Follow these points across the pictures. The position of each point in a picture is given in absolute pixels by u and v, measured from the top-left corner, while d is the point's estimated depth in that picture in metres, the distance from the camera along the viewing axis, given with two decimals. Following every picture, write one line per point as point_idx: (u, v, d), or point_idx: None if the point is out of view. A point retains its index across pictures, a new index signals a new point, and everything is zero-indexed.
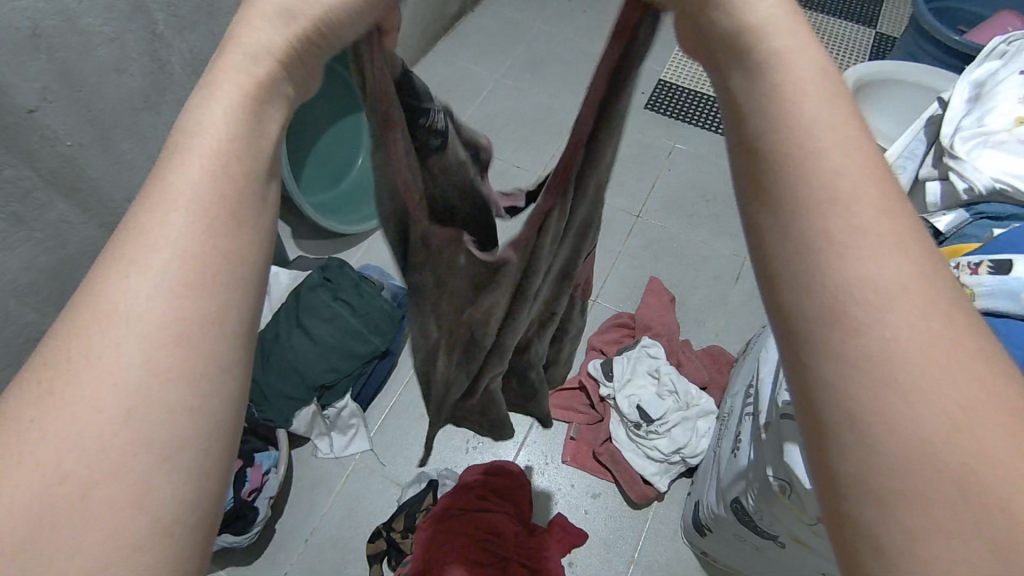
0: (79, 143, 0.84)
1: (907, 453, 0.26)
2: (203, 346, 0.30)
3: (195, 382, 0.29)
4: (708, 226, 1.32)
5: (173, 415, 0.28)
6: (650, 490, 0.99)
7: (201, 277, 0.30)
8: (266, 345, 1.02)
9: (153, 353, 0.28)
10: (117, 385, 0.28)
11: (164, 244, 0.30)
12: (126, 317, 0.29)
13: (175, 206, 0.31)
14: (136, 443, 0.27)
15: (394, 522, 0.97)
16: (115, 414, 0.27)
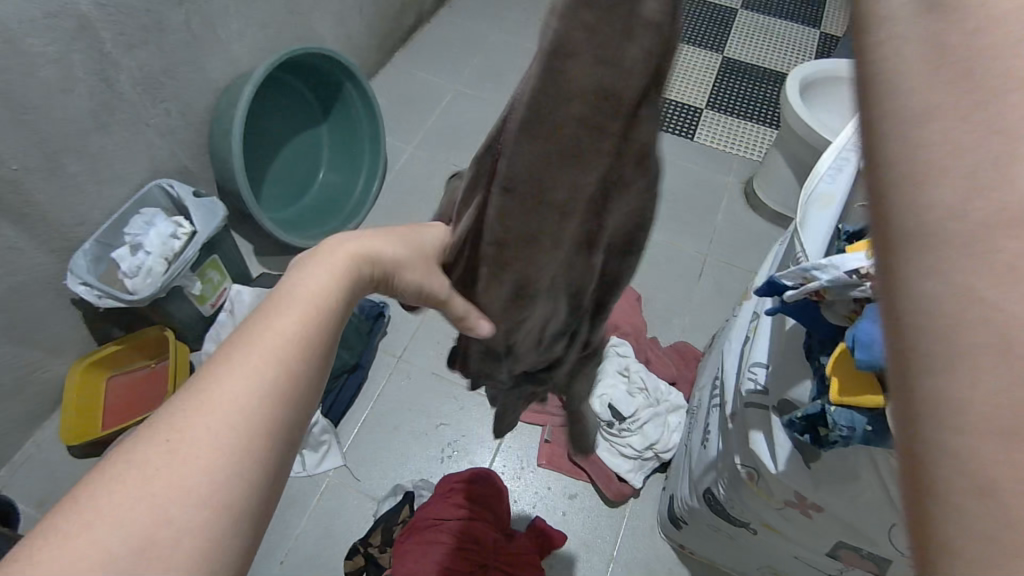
0: (25, 166, 0.81)
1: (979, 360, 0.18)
2: (273, 429, 0.33)
3: (263, 456, 0.32)
4: (669, 225, 1.34)
5: (229, 492, 0.31)
6: (625, 487, 1.00)
7: (271, 391, 0.34)
8: None
9: (242, 424, 0.32)
10: (194, 461, 0.30)
11: (267, 341, 0.35)
12: (226, 395, 0.32)
13: (266, 333, 0.35)
14: (212, 505, 0.30)
15: (371, 537, 0.96)
16: (211, 463, 0.31)
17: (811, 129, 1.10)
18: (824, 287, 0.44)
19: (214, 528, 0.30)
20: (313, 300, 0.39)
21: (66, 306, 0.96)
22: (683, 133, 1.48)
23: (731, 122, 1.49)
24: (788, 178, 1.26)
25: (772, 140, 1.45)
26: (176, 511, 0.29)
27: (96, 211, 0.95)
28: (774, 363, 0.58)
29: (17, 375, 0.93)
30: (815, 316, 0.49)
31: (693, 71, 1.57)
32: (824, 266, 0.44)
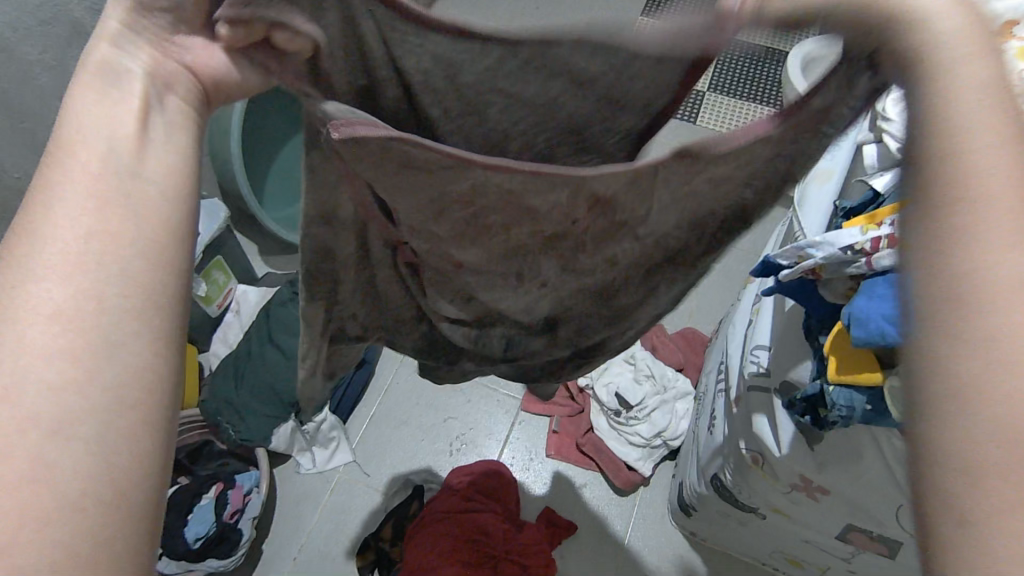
0: (25, 173, 0.83)
1: (966, 342, 0.24)
2: (97, 318, 0.29)
3: (89, 353, 0.28)
4: None
5: (90, 404, 0.28)
6: (635, 476, 1.00)
7: (103, 280, 0.29)
8: (238, 364, 1.01)
9: (52, 332, 0.28)
10: (33, 382, 0.27)
11: (66, 221, 0.30)
12: (25, 303, 0.28)
13: (75, 222, 0.30)
14: (52, 436, 0.26)
15: (383, 532, 0.97)
16: (31, 379, 0.27)
17: None
18: (818, 264, 0.44)
19: (88, 439, 0.27)
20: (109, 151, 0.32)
21: None
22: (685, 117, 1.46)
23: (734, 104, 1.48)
24: None
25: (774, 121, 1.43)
26: (32, 459, 0.26)
27: None
28: (776, 345, 0.57)
29: None
30: (811, 295, 0.48)
31: None
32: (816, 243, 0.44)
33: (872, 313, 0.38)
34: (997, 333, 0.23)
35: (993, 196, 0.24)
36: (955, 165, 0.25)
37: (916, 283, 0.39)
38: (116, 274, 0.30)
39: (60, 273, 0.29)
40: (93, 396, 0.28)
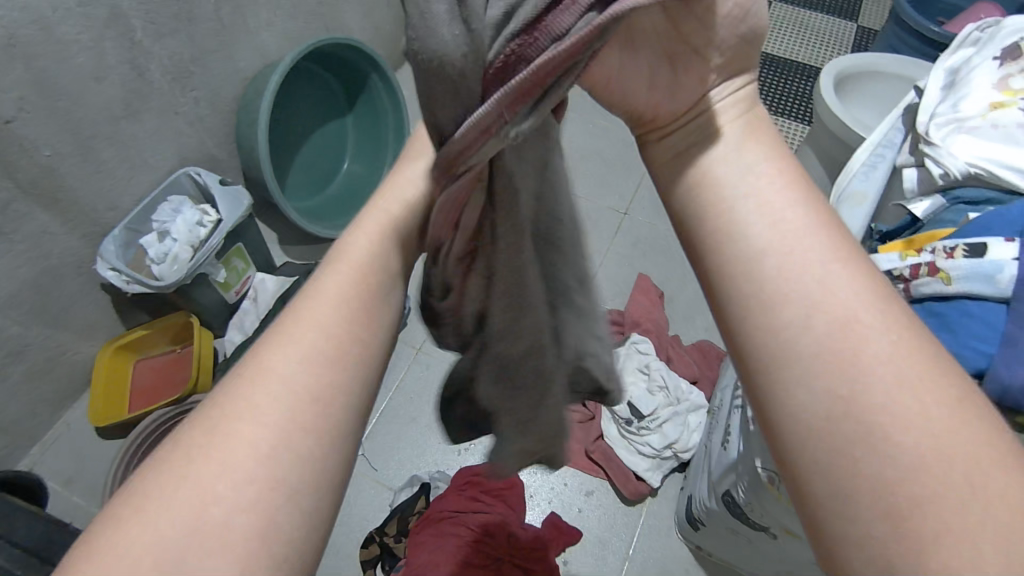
0: (59, 152, 0.84)
1: (853, 411, 0.32)
2: (315, 418, 0.37)
3: (312, 442, 0.36)
4: None
5: (290, 473, 0.35)
6: (643, 486, 0.99)
7: (322, 398, 0.37)
8: None
9: (294, 417, 0.36)
10: (267, 443, 0.35)
11: (309, 338, 0.39)
12: (277, 381, 0.37)
13: (312, 327, 0.39)
14: (258, 484, 0.34)
15: (387, 527, 0.97)
16: (262, 452, 0.35)
17: (843, 125, 1.08)
18: None
19: (273, 496, 0.34)
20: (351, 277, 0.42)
21: (95, 291, 1.00)
22: None
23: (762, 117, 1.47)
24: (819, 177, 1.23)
25: (802, 137, 1.42)
26: (233, 496, 0.34)
27: (126, 196, 0.97)
28: None
29: (48, 357, 0.98)
30: None
31: None
32: None
33: None
34: (853, 412, 0.32)
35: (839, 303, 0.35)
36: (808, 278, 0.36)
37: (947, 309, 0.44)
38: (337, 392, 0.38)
39: (296, 380, 0.37)
40: (285, 463, 0.35)
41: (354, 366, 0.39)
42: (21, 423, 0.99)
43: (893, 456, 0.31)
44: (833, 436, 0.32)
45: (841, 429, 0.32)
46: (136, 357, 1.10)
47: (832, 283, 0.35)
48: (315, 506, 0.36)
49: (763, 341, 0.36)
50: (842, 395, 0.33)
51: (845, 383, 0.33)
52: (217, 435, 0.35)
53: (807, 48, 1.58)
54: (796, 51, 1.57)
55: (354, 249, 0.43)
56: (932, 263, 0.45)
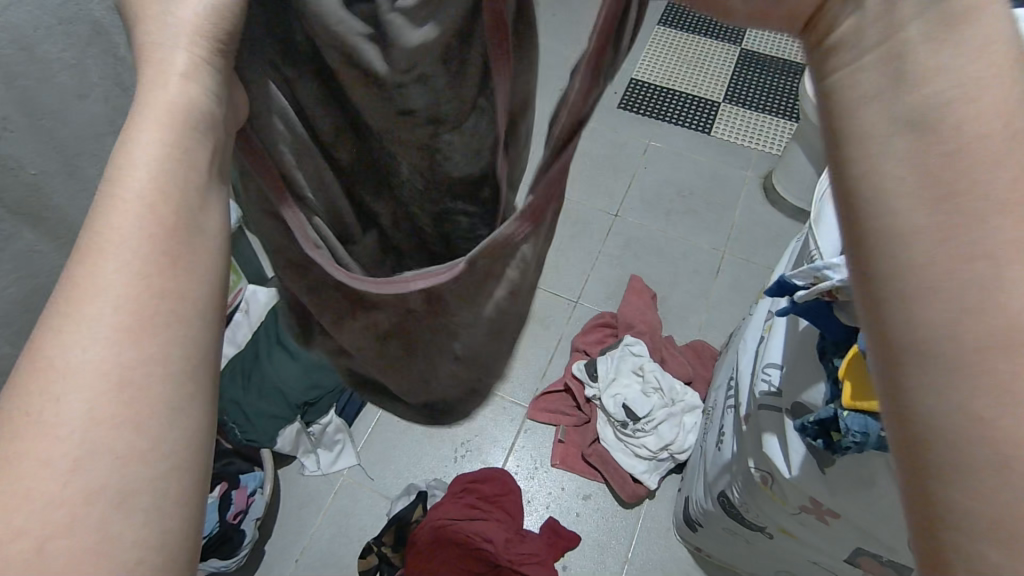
0: (44, 171, 0.86)
1: (974, 387, 0.24)
2: (146, 390, 0.28)
3: (148, 425, 0.28)
4: (685, 221, 1.33)
5: (127, 470, 0.27)
6: (640, 489, 0.99)
7: (135, 373, 0.28)
8: (247, 363, 1.01)
9: (100, 406, 0.27)
10: (70, 449, 0.27)
11: (100, 298, 0.29)
12: (67, 375, 0.28)
13: (122, 251, 0.29)
14: (79, 496, 0.26)
15: (384, 537, 0.96)
16: (64, 469, 0.26)
17: None
18: (838, 287, 0.42)
19: (118, 484, 0.27)
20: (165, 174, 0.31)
21: None
22: (698, 127, 1.47)
23: (751, 114, 1.48)
24: (808, 172, 1.23)
25: (791, 133, 1.43)
26: (48, 496, 0.26)
27: None
28: (788, 364, 0.56)
29: None
30: (825, 317, 0.46)
31: (710, 63, 1.56)
32: (837, 265, 0.43)
33: None
34: None
35: None
36: None
37: None
38: (151, 360, 0.29)
39: (98, 353, 0.28)
40: (123, 446, 0.27)
41: (186, 296, 0.30)
42: None
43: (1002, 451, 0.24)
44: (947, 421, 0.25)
45: None
46: None
47: None
48: (183, 477, 0.29)
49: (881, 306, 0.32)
50: None
51: None
52: (26, 419, 0.27)
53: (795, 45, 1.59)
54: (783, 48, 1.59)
55: (147, 125, 0.30)
56: None
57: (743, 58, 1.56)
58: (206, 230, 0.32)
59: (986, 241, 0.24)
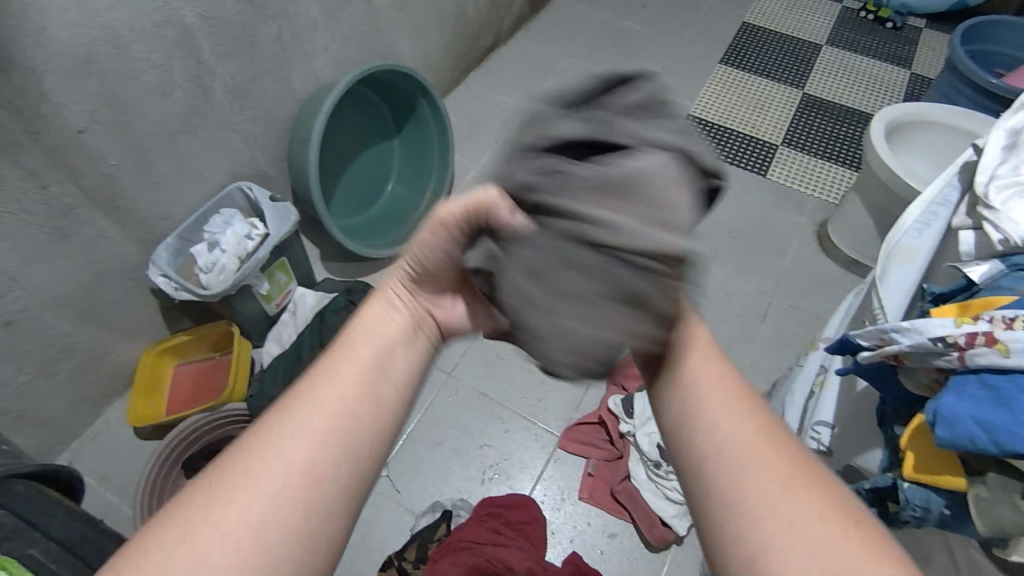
0: (121, 162, 0.91)
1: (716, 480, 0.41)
2: (341, 456, 0.41)
3: (330, 480, 0.40)
4: (733, 261, 1.32)
5: (306, 501, 0.38)
6: (669, 533, 0.96)
7: (335, 444, 0.41)
8: (290, 363, 1.06)
9: (312, 451, 0.40)
10: (288, 470, 0.39)
11: (338, 384, 0.43)
12: (305, 424, 0.41)
13: (327, 380, 0.43)
14: (278, 505, 0.38)
15: (407, 552, 0.96)
16: (279, 485, 0.38)
17: (893, 174, 1.06)
18: (904, 351, 0.43)
19: (278, 534, 0.37)
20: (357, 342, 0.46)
21: (144, 295, 1.08)
22: (755, 168, 1.46)
23: (809, 160, 1.47)
24: (865, 224, 1.21)
25: (850, 181, 1.41)
26: (236, 526, 0.36)
27: (181, 207, 1.05)
28: (842, 423, 0.55)
29: (94, 356, 1.06)
30: (889, 379, 0.47)
31: (770, 106, 1.57)
32: (905, 328, 0.43)
33: (960, 413, 0.37)
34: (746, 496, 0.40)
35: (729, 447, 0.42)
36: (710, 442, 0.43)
37: (1003, 382, 0.37)
38: (351, 440, 0.42)
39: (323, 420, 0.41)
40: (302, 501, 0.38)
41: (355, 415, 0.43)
42: (65, 417, 1.07)
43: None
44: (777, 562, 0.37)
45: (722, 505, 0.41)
46: (178, 361, 1.18)
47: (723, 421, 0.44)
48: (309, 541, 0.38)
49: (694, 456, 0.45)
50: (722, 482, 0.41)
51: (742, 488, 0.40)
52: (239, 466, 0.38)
53: (858, 94, 1.58)
54: (846, 95, 1.58)
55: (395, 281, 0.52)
56: (990, 332, 0.38)
57: (804, 103, 1.57)
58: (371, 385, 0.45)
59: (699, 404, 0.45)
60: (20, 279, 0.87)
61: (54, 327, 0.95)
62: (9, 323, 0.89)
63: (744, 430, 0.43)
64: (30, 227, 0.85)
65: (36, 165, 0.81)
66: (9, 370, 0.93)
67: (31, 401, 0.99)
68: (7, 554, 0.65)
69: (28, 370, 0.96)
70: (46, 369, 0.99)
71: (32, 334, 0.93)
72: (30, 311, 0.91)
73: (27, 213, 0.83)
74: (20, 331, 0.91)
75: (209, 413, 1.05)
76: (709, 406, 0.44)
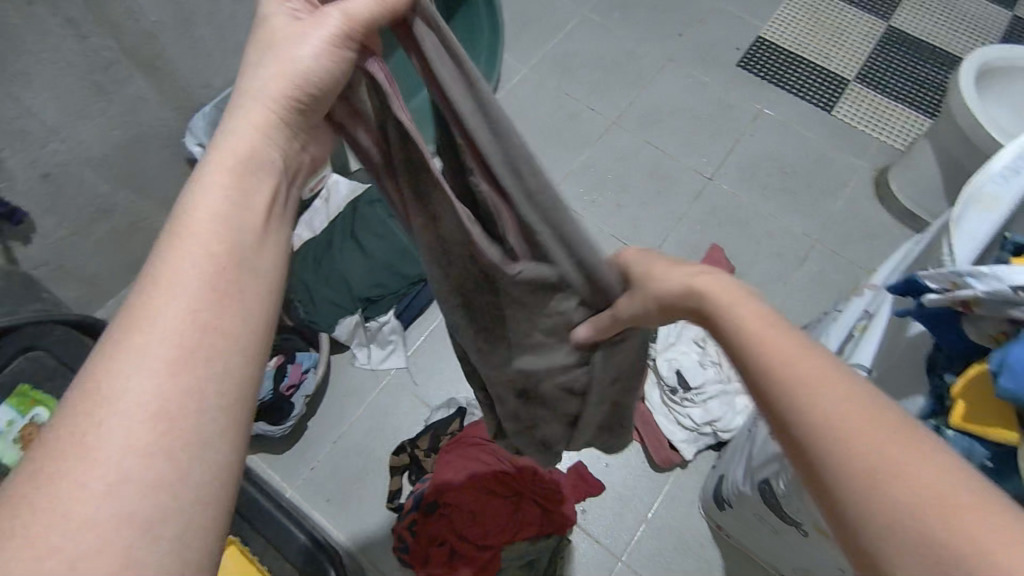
0: (162, 21, 0.87)
1: (832, 453, 0.33)
2: (185, 410, 0.32)
3: (180, 445, 0.32)
4: (782, 199, 1.26)
5: (152, 480, 0.30)
6: (675, 456, 0.98)
7: (165, 403, 0.32)
8: (318, 250, 1.05)
9: (139, 428, 0.31)
10: (105, 458, 0.30)
11: (165, 321, 0.34)
12: (116, 401, 0.32)
13: (164, 312, 0.34)
14: (115, 494, 0.30)
15: (419, 441, 0.99)
16: (101, 486, 0.30)
17: (975, 124, 0.99)
18: (977, 298, 0.40)
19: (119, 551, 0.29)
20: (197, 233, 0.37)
21: (180, 165, 1.07)
22: (820, 103, 1.37)
23: (881, 100, 1.37)
24: (931, 174, 1.14)
25: (922, 127, 1.31)
26: None
27: (220, 77, 1.02)
28: (881, 369, 0.54)
29: (130, 221, 1.07)
30: (953, 327, 0.45)
31: (848, 35, 1.44)
32: (982, 274, 0.40)
33: None
34: (881, 469, 0.32)
35: (843, 412, 0.34)
36: (816, 405, 0.35)
37: None
38: (197, 394, 0.33)
39: (134, 383, 0.32)
40: (158, 525, 0.30)
41: (213, 388, 0.34)
42: (102, 275, 1.10)
43: (957, 534, 0.29)
44: (869, 490, 0.32)
45: (854, 495, 0.32)
46: None
47: (819, 376, 0.36)
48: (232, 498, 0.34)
49: (785, 413, 0.36)
50: (853, 465, 0.32)
51: (874, 467, 0.32)
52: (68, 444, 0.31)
53: (949, 32, 1.45)
54: (934, 32, 1.45)
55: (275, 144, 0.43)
56: None
57: (886, 36, 1.44)
58: (247, 293, 0.37)
59: (786, 349, 0.38)
60: (60, 133, 0.86)
61: (91, 185, 0.96)
62: (48, 176, 0.89)
63: (830, 388, 0.35)
64: (71, 79, 0.83)
65: (76, 14, 0.78)
66: (48, 223, 0.94)
67: (70, 256, 1.01)
68: (46, 391, 0.73)
69: (66, 225, 0.97)
70: (84, 227, 1.00)
71: (70, 190, 0.94)
72: (67, 167, 0.91)
73: (66, 64, 0.81)
74: (58, 186, 0.92)
75: None
76: (791, 360, 0.37)
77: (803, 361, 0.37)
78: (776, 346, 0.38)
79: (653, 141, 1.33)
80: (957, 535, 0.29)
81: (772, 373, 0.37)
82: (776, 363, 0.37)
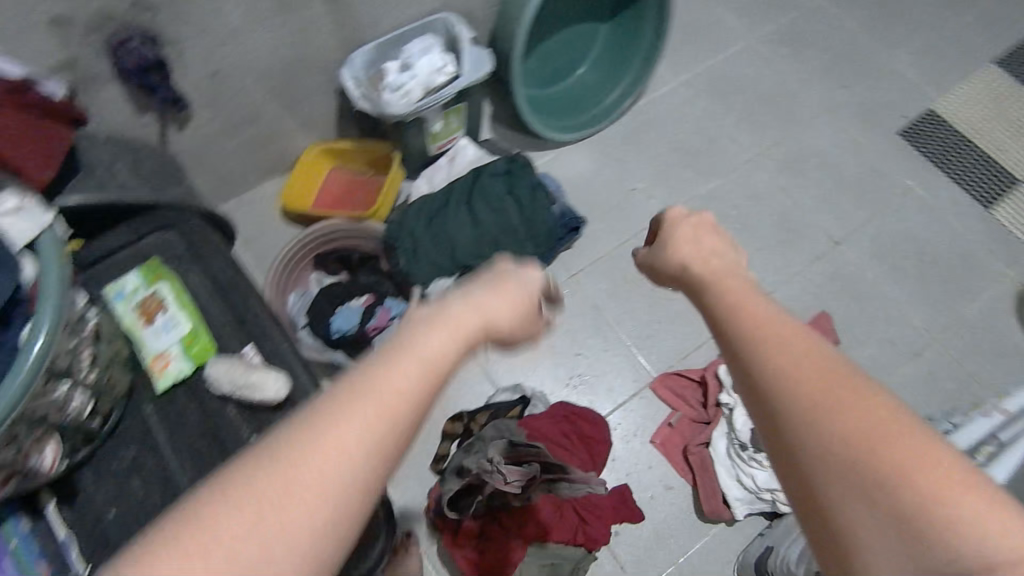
0: None
1: (817, 419, 0.38)
2: (371, 469, 0.37)
3: (356, 503, 0.36)
4: (908, 285, 1.18)
5: (325, 516, 0.35)
6: (725, 511, 0.95)
7: (366, 460, 0.37)
8: (433, 208, 1.07)
9: (344, 471, 0.36)
10: (313, 480, 0.35)
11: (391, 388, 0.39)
12: (339, 440, 0.36)
13: (390, 384, 0.39)
14: (309, 510, 0.34)
15: (478, 415, 1.00)
16: (302, 506, 0.34)
17: None
18: None
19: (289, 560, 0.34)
20: (427, 363, 0.42)
21: (329, 93, 1.11)
22: (978, 195, 1.26)
23: None
24: None
25: None
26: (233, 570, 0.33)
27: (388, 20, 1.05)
28: None
29: (270, 132, 1.12)
30: None
31: None
32: None
33: None
34: (860, 429, 0.37)
35: (828, 383, 0.39)
36: (805, 375, 0.40)
37: None
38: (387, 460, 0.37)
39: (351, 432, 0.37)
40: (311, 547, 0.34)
41: (392, 445, 0.38)
42: (233, 175, 1.17)
43: (925, 489, 0.35)
44: (900, 507, 0.34)
45: (837, 459, 0.37)
46: (335, 165, 1.22)
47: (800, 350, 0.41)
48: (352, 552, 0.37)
49: (775, 384, 0.40)
50: (843, 429, 0.37)
51: (857, 429, 0.37)
52: (281, 480, 0.35)
53: None
54: None
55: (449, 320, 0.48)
56: None
57: None
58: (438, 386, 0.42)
59: (774, 326, 0.43)
60: (237, 38, 0.91)
61: (248, 92, 1.01)
62: (216, 74, 0.95)
63: (807, 359, 0.41)
64: None
65: None
66: (203, 117, 1.00)
67: (211, 152, 1.08)
68: (169, 267, 0.76)
69: (217, 123, 1.03)
70: (232, 128, 1.06)
71: (230, 92, 0.99)
72: (234, 70, 0.96)
73: None
74: (221, 86, 0.97)
75: (351, 221, 1.07)
76: (777, 334, 0.42)
77: (795, 340, 0.42)
78: (768, 321, 0.44)
79: (786, 187, 1.27)
80: (930, 493, 0.35)
81: (759, 346, 0.42)
82: (765, 341, 0.42)
